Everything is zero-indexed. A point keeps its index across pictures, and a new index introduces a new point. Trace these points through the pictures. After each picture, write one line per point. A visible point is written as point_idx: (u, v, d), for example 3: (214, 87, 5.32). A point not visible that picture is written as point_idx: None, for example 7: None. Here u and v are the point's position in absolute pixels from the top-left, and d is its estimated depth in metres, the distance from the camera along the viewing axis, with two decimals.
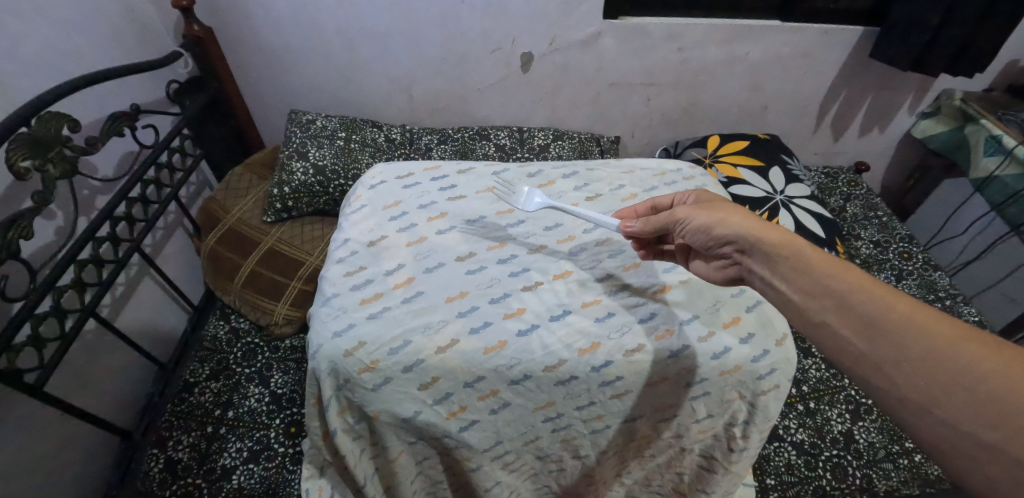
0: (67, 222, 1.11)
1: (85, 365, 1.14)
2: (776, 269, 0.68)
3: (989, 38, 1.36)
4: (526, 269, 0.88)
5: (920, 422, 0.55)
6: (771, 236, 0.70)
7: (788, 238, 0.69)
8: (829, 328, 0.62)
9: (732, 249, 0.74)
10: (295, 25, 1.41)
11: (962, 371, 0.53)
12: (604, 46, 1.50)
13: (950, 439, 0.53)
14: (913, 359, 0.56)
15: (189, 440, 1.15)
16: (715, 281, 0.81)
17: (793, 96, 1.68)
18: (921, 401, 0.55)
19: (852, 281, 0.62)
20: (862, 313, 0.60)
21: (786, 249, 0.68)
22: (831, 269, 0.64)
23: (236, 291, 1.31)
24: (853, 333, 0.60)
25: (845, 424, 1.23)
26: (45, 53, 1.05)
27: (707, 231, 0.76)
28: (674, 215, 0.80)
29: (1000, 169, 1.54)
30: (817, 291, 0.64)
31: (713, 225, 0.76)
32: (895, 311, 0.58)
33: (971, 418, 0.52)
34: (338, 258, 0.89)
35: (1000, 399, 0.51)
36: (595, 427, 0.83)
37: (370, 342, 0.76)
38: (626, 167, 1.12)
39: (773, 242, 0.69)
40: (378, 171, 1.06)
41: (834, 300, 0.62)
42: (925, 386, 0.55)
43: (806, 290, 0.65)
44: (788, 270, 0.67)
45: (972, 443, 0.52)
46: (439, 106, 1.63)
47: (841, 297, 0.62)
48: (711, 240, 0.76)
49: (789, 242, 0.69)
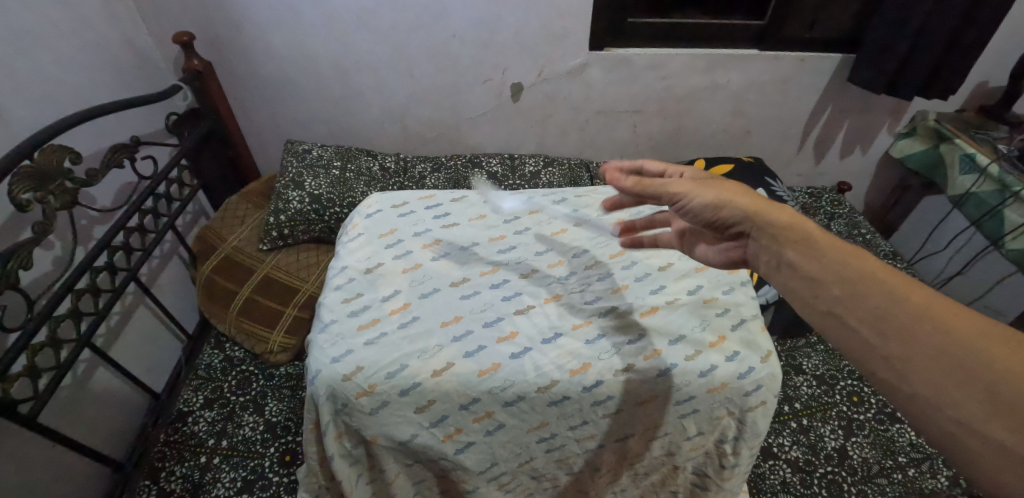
0: (65, 252, 1.12)
1: (78, 394, 1.14)
2: (785, 254, 0.68)
3: (957, 62, 1.43)
4: (518, 294, 0.90)
5: (932, 419, 0.55)
6: (778, 218, 0.71)
7: (796, 221, 0.70)
8: (836, 318, 0.62)
9: (737, 229, 0.75)
10: (292, 59, 1.46)
11: (977, 368, 0.53)
12: (590, 76, 1.55)
13: (963, 438, 0.53)
14: (925, 354, 0.55)
15: (182, 471, 1.15)
16: (715, 263, 0.83)
17: (774, 120, 1.74)
18: (932, 399, 0.54)
19: (863, 269, 0.62)
20: (870, 305, 0.60)
21: (796, 233, 0.69)
22: (836, 257, 0.64)
23: (231, 320, 1.31)
24: (861, 324, 0.60)
25: (838, 440, 1.24)
26: (48, 89, 1.08)
27: (713, 211, 0.76)
28: (675, 192, 0.78)
29: (976, 186, 1.60)
30: (826, 278, 0.63)
31: (722, 202, 0.75)
32: (908, 304, 0.58)
33: (983, 419, 0.52)
34: (335, 285, 0.91)
35: (1018, 400, 0.50)
36: (588, 446, 0.84)
37: (367, 367, 0.78)
38: (612, 193, 1.16)
39: (779, 225, 0.70)
40: (374, 200, 1.08)
41: (841, 289, 0.62)
42: (938, 384, 0.54)
43: (812, 279, 0.65)
44: (796, 256, 0.67)
45: (985, 443, 0.51)
46: (431, 135, 1.67)
47: (847, 285, 0.62)
48: (716, 220, 0.77)
49: (798, 224, 0.69)
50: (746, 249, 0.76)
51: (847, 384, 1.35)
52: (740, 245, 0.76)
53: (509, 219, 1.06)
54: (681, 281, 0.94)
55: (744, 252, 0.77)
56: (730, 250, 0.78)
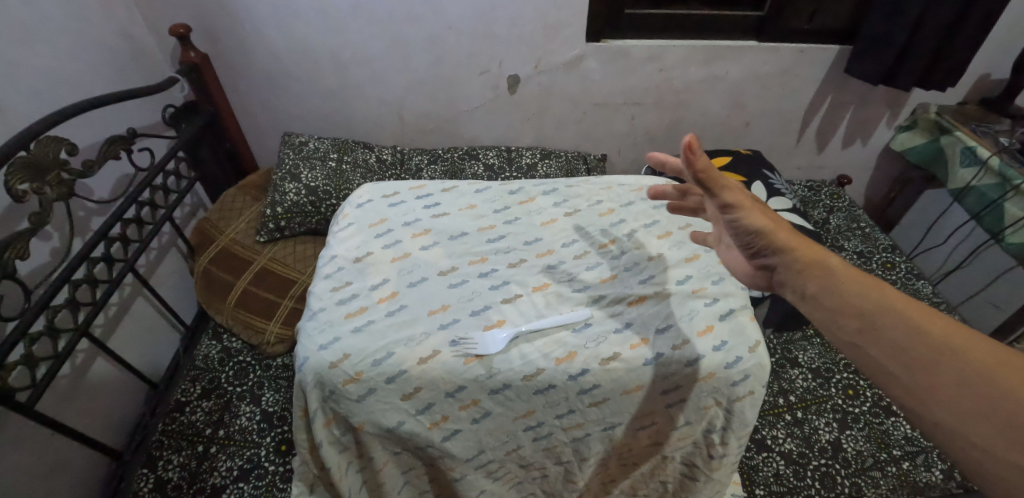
0: (63, 243, 1.13)
1: (76, 384, 1.15)
2: (805, 286, 0.68)
3: (957, 54, 1.42)
4: (506, 283, 0.91)
5: (953, 446, 0.55)
6: (807, 252, 0.70)
7: (822, 255, 0.69)
8: (856, 347, 0.62)
9: (767, 258, 0.74)
10: (288, 50, 1.46)
11: (998, 397, 0.53)
12: (587, 68, 1.55)
13: (986, 465, 0.53)
14: (944, 385, 0.56)
15: (179, 460, 1.16)
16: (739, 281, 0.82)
17: (773, 113, 1.73)
18: (952, 423, 0.55)
19: (881, 299, 0.63)
20: (888, 334, 0.60)
21: (818, 267, 0.68)
22: (855, 288, 0.65)
23: (228, 311, 1.32)
24: (879, 352, 0.60)
25: (833, 433, 1.24)
26: (45, 81, 1.09)
27: (753, 233, 0.74)
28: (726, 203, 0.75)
29: (977, 179, 1.59)
30: (844, 308, 0.64)
31: (755, 227, 0.74)
32: (925, 333, 0.59)
33: (1006, 446, 0.52)
34: (325, 274, 0.92)
35: None
36: (576, 435, 0.85)
37: (354, 355, 0.78)
38: (604, 183, 1.15)
39: (807, 260, 0.69)
40: (365, 190, 1.09)
41: (859, 321, 0.62)
42: (959, 410, 0.55)
43: (832, 308, 0.65)
44: (816, 288, 0.67)
45: (1008, 468, 0.52)
46: (428, 127, 1.67)
47: (865, 315, 0.62)
48: (752, 242, 0.75)
49: (822, 260, 0.68)
50: (767, 276, 0.75)
51: (842, 378, 1.35)
52: (764, 273, 0.75)
53: (499, 209, 1.07)
54: (671, 271, 0.94)
55: (766, 279, 0.75)
56: (754, 275, 0.77)
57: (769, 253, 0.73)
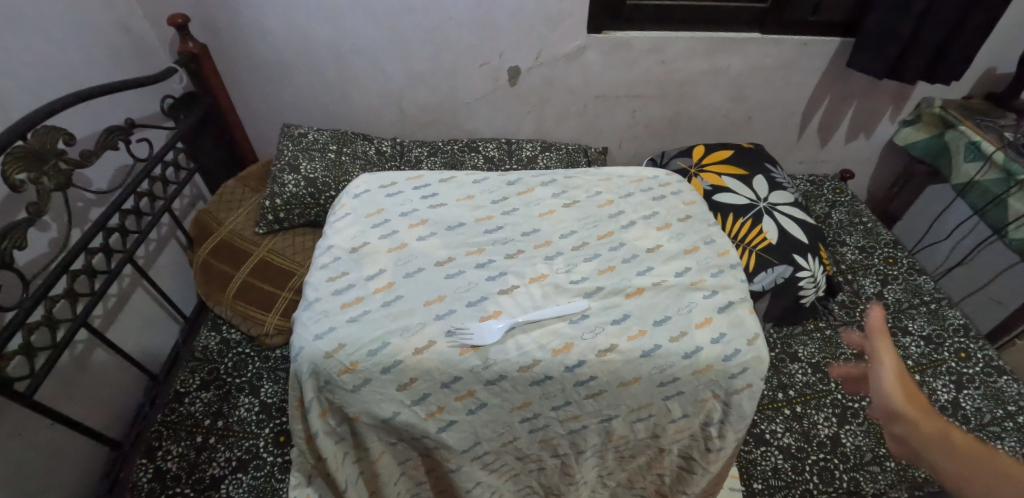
0: (61, 234, 1.13)
1: (74, 375, 1.15)
2: (942, 462, 0.65)
3: (964, 47, 1.40)
4: (503, 273, 0.90)
5: None
6: (934, 424, 0.68)
7: (949, 429, 0.67)
8: None
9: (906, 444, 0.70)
10: (287, 41, 1.45)
11: None
12: (589, 59, 1.53)
13: None
14: None
15: (178, 450, 1.16)
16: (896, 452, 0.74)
17: (776, 106, 1.71)
18: None
19: (992, 455, 0.62)
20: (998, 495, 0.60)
21: (945, 439, 0.66)
22: (972, 457, 0.63)
23: (227, 303, 1.32)
24: None
25: (832, 428, 1.23)
26: (43, 70, 1.08)
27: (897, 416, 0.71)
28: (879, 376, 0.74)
29: (980, 174, 1.58)
30: (953, 475, 0.64)
31: (898, 409, 0.70)
32: None
33: None
34: (321, 264, 0.91)
35: None
36: (572, 427, 0.84)
37: (349, 345, 0.78)
38: (603, 175, 1.15)
39: (939, 437, 0.67)
40: (363, 180, 1.08)
41: (972, 484, 0.62)
42: None
43: (949, 478, 0.64)
44: (935, 458, 0.66)
45: None
46: (428, 119, 1.66)
47: (975, 481, 0.62)
48: (897, 422, 0.71)
49: (950, 433, 0.66)
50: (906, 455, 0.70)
51: None
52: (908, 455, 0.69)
53: (497, 200, 1.06)
54: (669, 263, 0.93)
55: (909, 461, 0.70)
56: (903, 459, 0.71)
57: (902, 428, 0.70)
